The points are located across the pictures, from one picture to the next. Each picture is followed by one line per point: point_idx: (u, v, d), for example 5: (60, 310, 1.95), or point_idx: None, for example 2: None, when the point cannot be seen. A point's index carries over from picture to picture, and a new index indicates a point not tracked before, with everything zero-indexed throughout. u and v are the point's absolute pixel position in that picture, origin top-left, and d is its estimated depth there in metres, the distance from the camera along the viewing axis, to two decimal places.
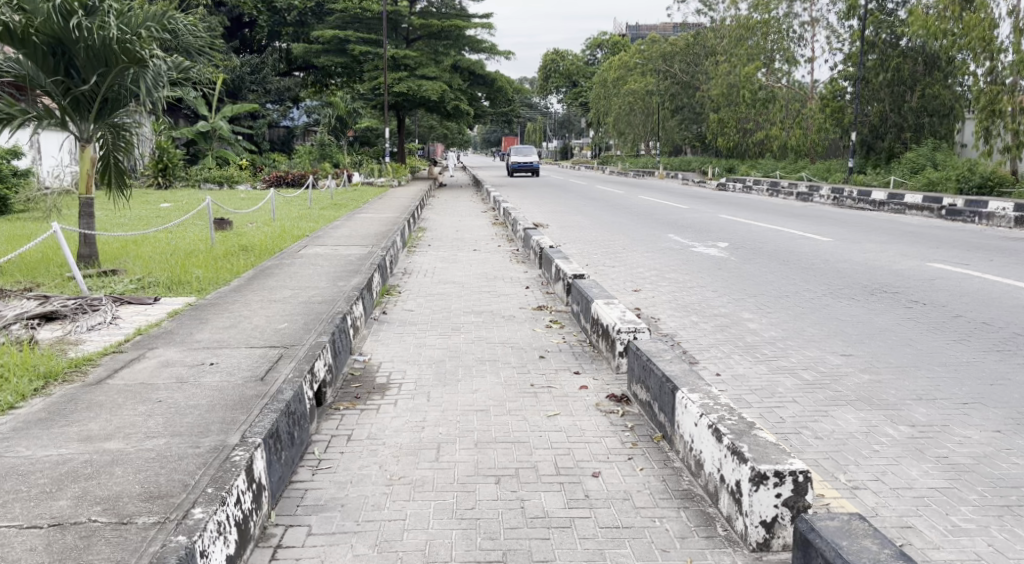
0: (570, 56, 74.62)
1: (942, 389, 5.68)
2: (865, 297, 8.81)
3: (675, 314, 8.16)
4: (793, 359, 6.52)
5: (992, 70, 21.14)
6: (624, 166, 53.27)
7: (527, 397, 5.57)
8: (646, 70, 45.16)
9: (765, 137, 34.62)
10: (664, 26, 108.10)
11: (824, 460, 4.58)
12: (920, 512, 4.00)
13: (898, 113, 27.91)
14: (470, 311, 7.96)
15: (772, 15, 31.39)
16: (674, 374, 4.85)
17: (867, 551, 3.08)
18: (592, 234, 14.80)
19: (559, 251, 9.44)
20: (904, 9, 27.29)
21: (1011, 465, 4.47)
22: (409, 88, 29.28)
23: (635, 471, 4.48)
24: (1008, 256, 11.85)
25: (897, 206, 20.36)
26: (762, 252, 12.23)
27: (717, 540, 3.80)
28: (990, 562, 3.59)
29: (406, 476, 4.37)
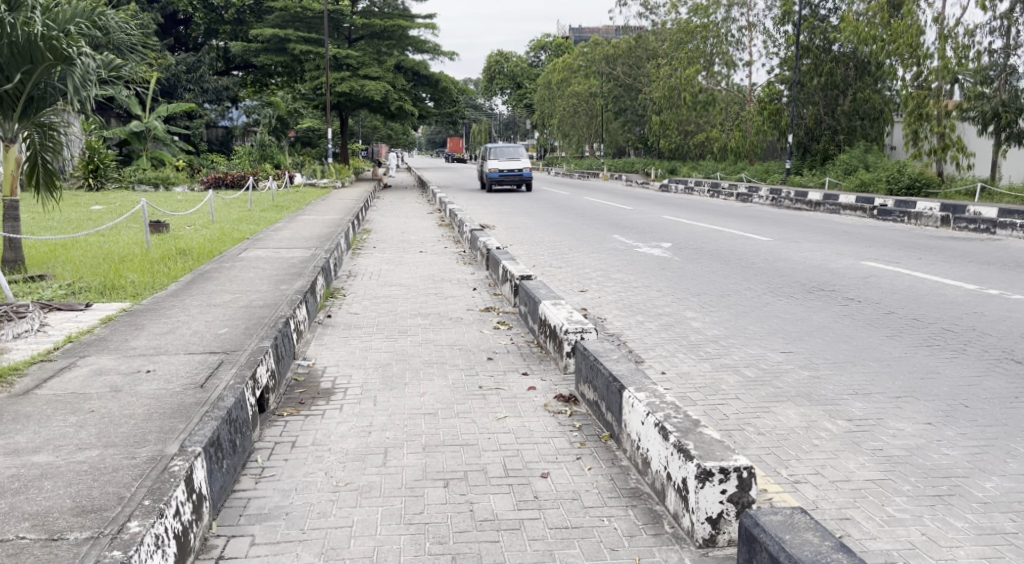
0: (514, 58, 74.79)
1: (878, 384, 5.80)
2: (804, 295, 8.98)
3: (620, 314, 8.20)
4: (736, 356, 6.61)
5: (919, 76, 21.86)
6: (568, 168, 53.52)
7: (476, 399, 5.53)
8: (590, 73, 45.51)
9: (706, 139, 35.16)
10: (606, 31, 109.37)
11: (767, 455, 4.64)
12: (858, 504, 4.07)
13: (831, 116, 28.64)
14: (416, 314, 7.89)
15: (711, 19, 31.90)
16: (621, 374, 4.86)
17: (809, 544, 3.10)
18: (537, 235, 14.86)
19: (505, 252, 9.42)
20: (836, 14, 27.98)
21: (942, 455, 4.58)
22: (352, 88, 29.01)
23: (584, 470, 4.47)
24: (937, 254, 12.22)
25: (832, 207, 20.84)
26: (704, 252, 12.41)
27: (665, 538, 3.81)
28: (924, 551, 3.66)
29: (353, 481, 4.29)
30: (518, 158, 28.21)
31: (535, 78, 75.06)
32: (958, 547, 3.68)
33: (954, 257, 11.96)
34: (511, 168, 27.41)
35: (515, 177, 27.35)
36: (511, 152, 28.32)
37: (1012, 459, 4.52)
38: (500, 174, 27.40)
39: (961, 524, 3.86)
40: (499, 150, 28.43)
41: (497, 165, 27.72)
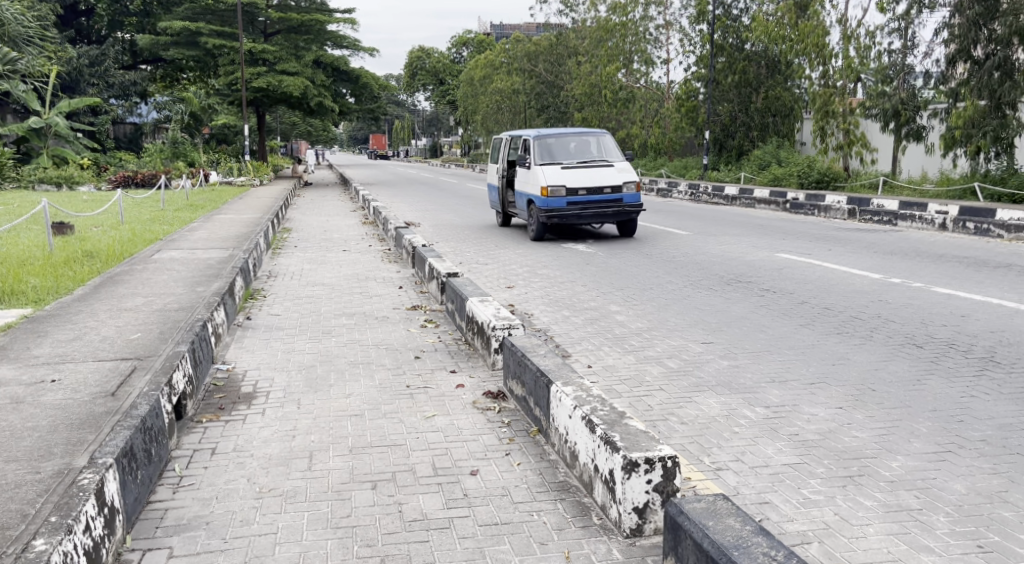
0: (436, 54, 74.32)
1: (793, 371, 5.97)
2: (722, 287, 9.17)
3: (546, 310, 8.22)
4: (658, 348, 6.70)
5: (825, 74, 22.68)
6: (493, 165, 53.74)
7: (403, 399, 5.46)
8: (512, 69, 45.60)
9: (628, 136, 35.66)
10: (527, 28, 110.50)
11: (690, 444, 4.71)
12: (776, 488, 4.16)
13: (745, 113, 29.45)
14: (341, 313, 7.74)
15: (629, 18, 32.31)
16: (549, 368, 4.87)
17: (731, 529, 3.15)
18: (463, 232, 14.82)
19: (431, 248, 9.35)
20: (749, 14, 28.80)
21: (853, 438, 4.73)
22: (269, 83, 28.41)
23: (513, 466, 4.46)
24: (847, 246, 12.64)
25: (747, 201, 21.51)
26: (627, 246, 12.57)
27: (593, 530, 3.82)
28: (837, 530, 3.76)
29: (276, 488, 4.17)
30: (597, 159, 13.34)
31: (458, 74, 74.83)
32: (869, 525, 3.79)
33: (862, 247, 12.40)
34: (594, 189, 12.52)
35: (602, 211, 12.52)
36: (581, 147, 13.39)
37: (915, 439, 4.70)
38: (572, 204, 12.44)
39: (870, 502, 3.99)
40: (550, 141, 13.42)
41: (560, 180, 12.53)
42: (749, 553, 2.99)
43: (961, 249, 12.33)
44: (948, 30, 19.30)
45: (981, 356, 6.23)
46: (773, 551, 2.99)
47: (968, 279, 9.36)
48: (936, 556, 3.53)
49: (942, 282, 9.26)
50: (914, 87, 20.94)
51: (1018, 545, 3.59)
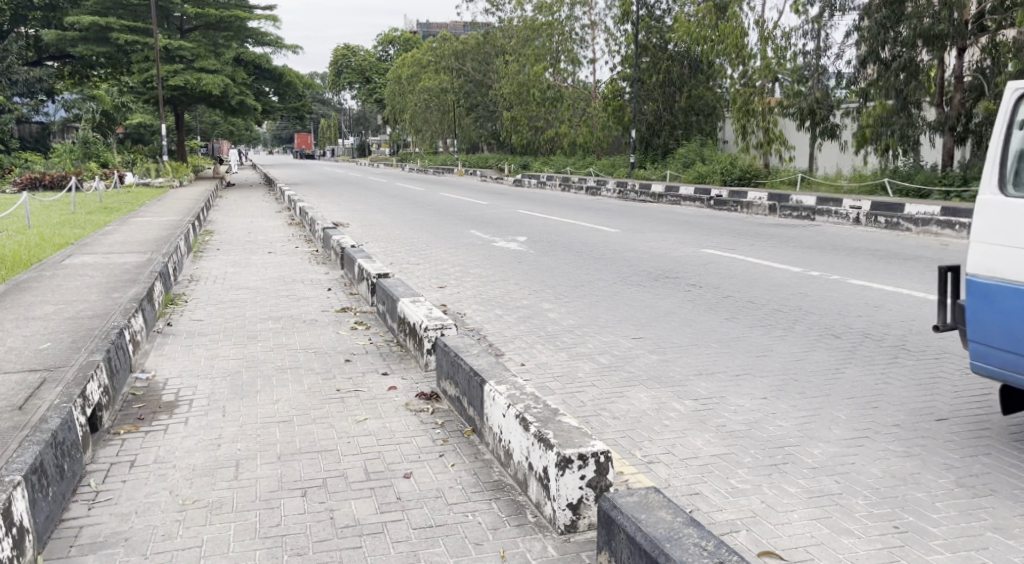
0: (362, 52, 73.56)
1: (719, 363, 6.07)
2: (651, 283, 9.27)
3: (479, 309, 8.18)
4: (590, 345, 6.73)
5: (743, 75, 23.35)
6: (423, 164, 53.55)
7: (334, 403, 5.35)
8: (439, 68, 45.44)
9: (556, 135, 35.91)
10: (454, 26, 111.06)
11: (622, 438, 4.74)
12: (706, 478, 4.21)
13: (670, 113, 30.14)
14: (267, 318, 7.55)
15: (555, 18, 32.52)
16: (482, 367, 4.83)
17: (663, 521, 3.16)
18: (394, 232, 14.68)
19: (360, 249, 9.23)
20: (671, 15, 29.46)
21: (777, 427, 4.83)
22: (187, 81, 27.66)
23: (447, 467, 4.41)
24: (767, 241, 12.95)
25: (673, 198, 21.94)
26: (558, 245, 12.62)
27: (528, 527, 3.80)
28: (764, 517, 3.82)
29: (201, 498, 4.04)
30: None
31: (384, 73, 74.20)
32: (794, 511, 3.86)
33: (783, 242, 12.73)
34: None
35: None
36: None
37: (836, 426, 4.82)
38: None
39: (795, 489, 4.07)
40: None
41: None
42: (680, 545, 3.00)
43: (875, 242, 12.78)
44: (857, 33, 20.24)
45: (893, 344, 6.44)
46: (703, 541, 3.02)
47: (880, 270, 9.71)
48: (857, 538, 3.62)
49: (856, 274, 9.58)
50: (828, 87, 21.58)
51: (932, 524, 3.71)
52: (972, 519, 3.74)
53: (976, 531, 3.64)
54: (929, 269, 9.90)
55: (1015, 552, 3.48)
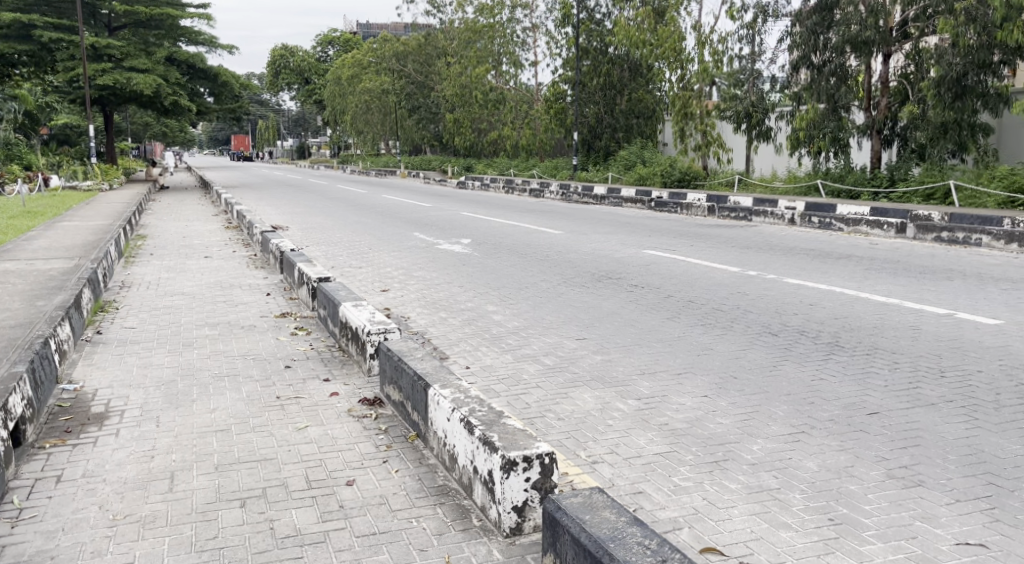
0: (300, 52, 72.66)
1: (661, 362, 6.11)
2: (594, 284, 9.32)
3: (423, 312, 8.12)
4: (534, 346, 6.72)
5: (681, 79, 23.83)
6: (365, 165, 53.10)
7: (274, 411, 5.24)
8: (380, 69, 45.16)
9: (499, 137, 35.99)
10: (394, 27, 110.98)
11: (567, 439, 4.73)
12: (648, 477, 4.23)
13: (611, 115, 30.49)
14: (203, 324, 7.36)
15: (496, 20, 32.55)
16: (426, 371, 4.77)
17: (607, 521, 3.16)
18: (335, 235, 14.52)
19: (300, 253, 9.07)
20: (610, 19, 29.71)
21: (717, 424, 4.88)
22: (116, 80, 26.93)
23: (391, 473, 4.34)
24: (707, 241, 13.14)
25: (615, 201, 22.17)
26: (502, 246, 12.61)
27: (473, 531, 3.76)
28: (705, 514, 3.85)
29: (134, 513, 3.90)
30: None
31: (324, 73, 73.39)
32: (734, 507, 3.89)
33: (722, 242, 12.95)
34: None
35: None
36: None
37: (773, 422, 4.88)
38: None
39: (735, 485, 4.11)
40: None
41: None
42: (624, 544, 3.00)
43: (809, 242, 13.10)
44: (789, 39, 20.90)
45: (828, 341, 6.58)
46: (647, 540, 3.01)
47: (815, 270, 9.92)
48: (793, 531, 3.67)
49: (792, 273, 9.78)
50: (762, 91, 22.05)
51: (865, 515, 3.78)
52: (902, 509, 3.82)
53: (906, 521, 3.71)
54: (861, 268, 10.16)
55: (944, 540, 3.57)
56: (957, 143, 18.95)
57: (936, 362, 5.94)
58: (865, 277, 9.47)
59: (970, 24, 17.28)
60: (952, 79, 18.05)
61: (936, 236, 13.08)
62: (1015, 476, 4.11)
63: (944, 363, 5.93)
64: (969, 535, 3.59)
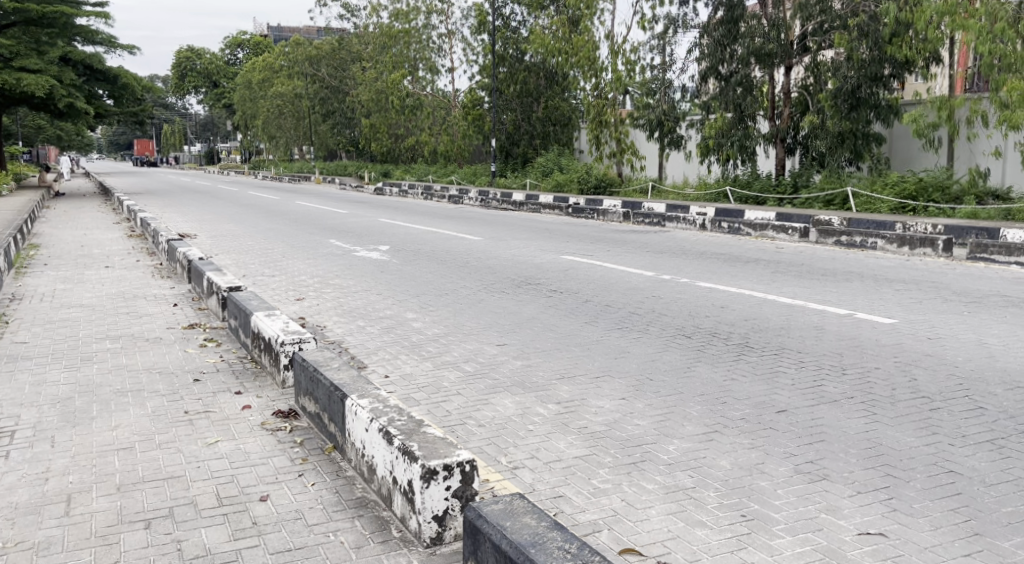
0: (207, 54, 70.82)
1: (580, 366, 6.12)
2: (513, 289, 9.31)
3: (340, 320, 7.96)
4: (454, 353, 6.64)
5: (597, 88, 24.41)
6: (277, 171, 52.01)
7: (182, 426, 5.02)
8: (293, 74, 44.45)
9: (417, 143, 35.84)
10: (307, 31, 109.69)
11: (487, 445, 4.68)
12: (568, 481, 4.21)
13: (527, 122, 30.72)
14: (104, 338, 7.02)
15: (412, 25, 32.37)
16: (342, 381, 4.64)
17: (528, 527, 3.11)
18: (246, 242, 14.13)
19: (208, 262, 8.76)
20: (526, 27, 29.96)
21: (635, 426, 4.90)
22: (5, 81, 25.58)
23: (307, 487, 4.21)
24: (624, 246, 13.32)
25: (533, 207, 21.92)
26: (421, 253, 12.51)
27: (392, 543, 3.67)
28: (625, 516, 3.84)
29: (25, 540, 3.66)
30: None
31: (234, 77, 71.73)
32: (652, 507, 3.90)
33: (637, 247, 13.13)
34: None
35: None
36: None
37: (688, 422, 4.94)
38: None
39: (652, 485, 4.12)
40: None
41: None
42: (545, 549, 2.95)
43: (719, 246, 13.40)
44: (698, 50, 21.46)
45: (738, 342, 6.71)
46: (567, 543, 2.97)
47: (727, 274, 10.15)
48: (708, 529, 3.69)
49: (704, 277, 9.98)
50: (673, 100, 22.55)
51: (774, 510, 3.84)
52: (809, 503, 3.90)
53: (812, 515, 3.79)
54: (769, 271, 10.45)
55: (847, 531, 3.64)
56: (853, 152, 19.90)
57: (838, 361, 6.12)
58: (771, 280, 9.73)
59: (863, 40, 18.72)
60: (848, 91, 19.07)
61: (835, 240, 13.54)
62: (911, 468, 4.25)
63: (846, 360, 6.12)
64: (871, 524, 3.68)
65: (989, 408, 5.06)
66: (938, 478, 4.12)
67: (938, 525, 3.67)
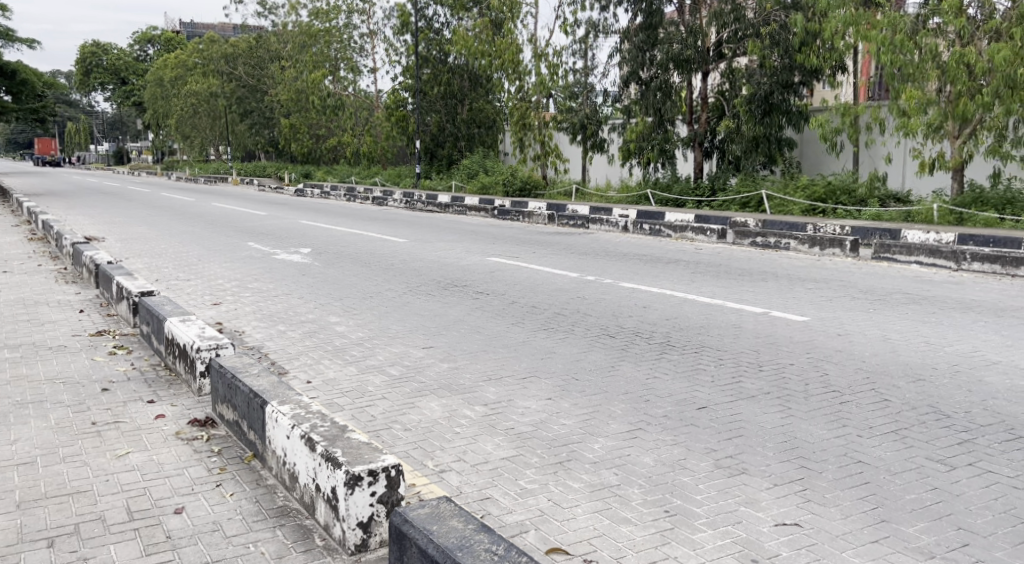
0: (115, 50, 68.37)
1: (507, 368, 6.08)
2: (439, 292, 9.22)
3: (259, 325, 7.73)
4: (379, 357, 6.52)
5: (521, 90, 24.55)
6: (192, 172, 50.54)
7: (89, 438, 4.78)
8: (208, 71, 43.33)
9: (339, 143, 35.38)
10: (222, 27, 107.49)
11: (414, 449, 4.59)
12: (495, 482, 4.16)
13: (452, 124, 30.63)
14: (3, 348, 6.64)
15: (332, 24, 31.89)
16: (262, 388, 4.49)
17: (455, 531, 3.04)
18: (159, 245, 13.66)
19: (117, 266, 8.40)
20: (449, 28, 29.90)
21: (561, 426, 4.88)
22: None
23: (225, 497, 4.04)
24: (550, 248, 13.35)
25: (458, 209, 21.85)
26: (344, 255, 12.31)
27: (315, 552, 3.55)
28: (551, 516, 3.81)
29: None
30: None
31: (143, 74, 69.48)
32: (578, 506, 3.88)
33: (562, 249, 13.21)
34: None
35: None
36: None
37: (613, 421, 4.94)
38: None
39: (577, 484, 4.11)
40: None
41: None
42: (472, 553, 2.88)
43: (640, 247, 13.57)
44: (619, 55, 21.80)
45: (660, 341, 6.78)
46: (494, 545, 2.91)
47: (650, 274, 10.28)
48: (633, 525, 3.69)
49: (627, 277, 10.10)
50: (596, 104, 22.83)
51: (696, 504, 3.87)
52: (728, 496, 3.94)
53: (732, 508, 3.82)
54: (689, 271, 10.63)
55: (765, 522, 3.69)
56: (767, 156, 20.52)
57: (754, 357, 6.24)
58: (691, 280, 9.89)
59: (774, 48, 19.45)
60: (761, 97, 19.70)
61: (751, 241, 13.88)
62: (823, 459, 4.35)
63: (763, 357, 6.25)
64: (788, 516, 3.74)
65: (893, 400, 5.23)
66: (848, 469, 4.22)
67: (849, 513, 3.75)
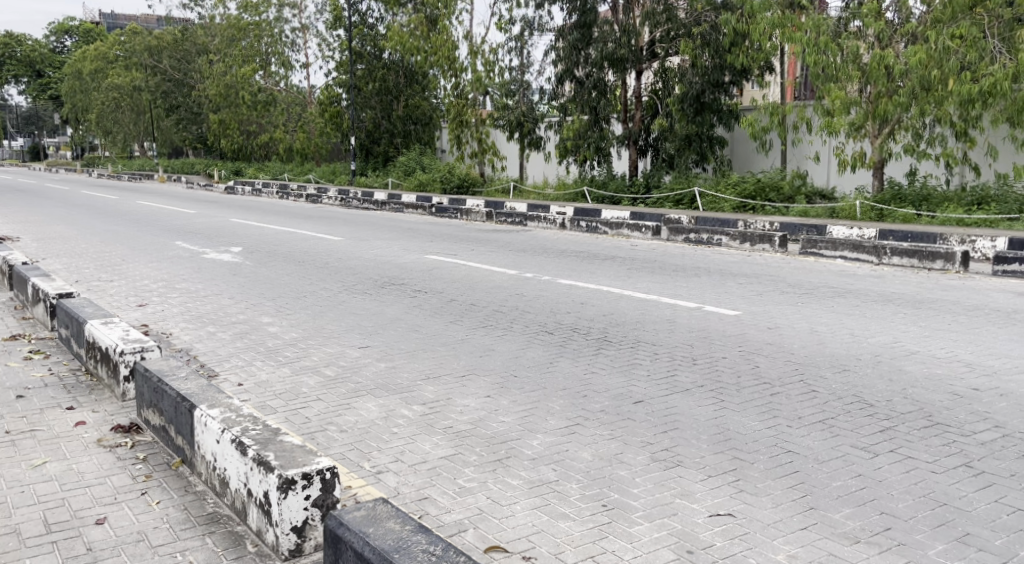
0: (30, 42, 65.74)
1: (445, 366, 6.00)
2: (375, 290, 9.08)
3: (188, 327, 7.49)
4: (314, 357, 6.37)
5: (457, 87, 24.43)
6: (115, 169, 48.89)
7: (3, 448, 4.54)
8: (131, 64, 41.98)
9: (271, 139, 34.69)
10: (146, 19, 104.60)
11: (350, 451, 4.48)
12: (433, 482, 4.09)
13: (387, 121, 30.32)
14: None
15: (262, 18, 31.21)
16: (190, 391, 4.32)
17: (392, 532, 2.95)
18: (81, 245, 13.13)
19: (33, 267, 8.03)
20: (383, 24, 29.61)
21: (499, 423, 4.83)
22: None
23: (150, 506, 3.88)
24: (486, 245, 13.29)
25: (395, 206, 21.67)
26: (277, 254, 12.04)
27: (247, 559, 3.43)
28: (490, 514, 3.75)
29: None
30: None
31: (60, 67, 67.04)
32: (516, 503, 3.84)
33: (500, 246, 13.15)
34: None
35: None
36: None
37: (551, 417, 4.91)
38: None
39: (516, 481, 4.06)
40: None
41: None
42: (409, 554, 2.81)
43: (577, 244, 13.60)
44: (554, 53, 21.82)
45: (598, 336, 6.79)
46: (431, 546, 2.84)
47: (587, 271, 10.31)
48: (572, 520, 3.66)
49: (564, 274, 10.11)
50: (532, 102, 22.85)
51: (633, 498, 3.86)
52: (664, 489, 3.94)
53: (668, 501, 3.83)
54: (625, 267, 10.70)
55: (700, 514, 3.70)
56: (699, 154, 20.83)
57: (689, 352, 6.29)
58: (627, 276, 9.95)
59: (705, 48, 19.65)
60: (693, 96, 19.97)
61: (685, 237, 14.05)
62: (755, 449, 4.39)
63: (697, 351, 6.30)
64: (722, 506, 3.76)
65: (822, 391, 5.32)
66: (779, 458, 4.27)
67: (780, 502, 3.78)
